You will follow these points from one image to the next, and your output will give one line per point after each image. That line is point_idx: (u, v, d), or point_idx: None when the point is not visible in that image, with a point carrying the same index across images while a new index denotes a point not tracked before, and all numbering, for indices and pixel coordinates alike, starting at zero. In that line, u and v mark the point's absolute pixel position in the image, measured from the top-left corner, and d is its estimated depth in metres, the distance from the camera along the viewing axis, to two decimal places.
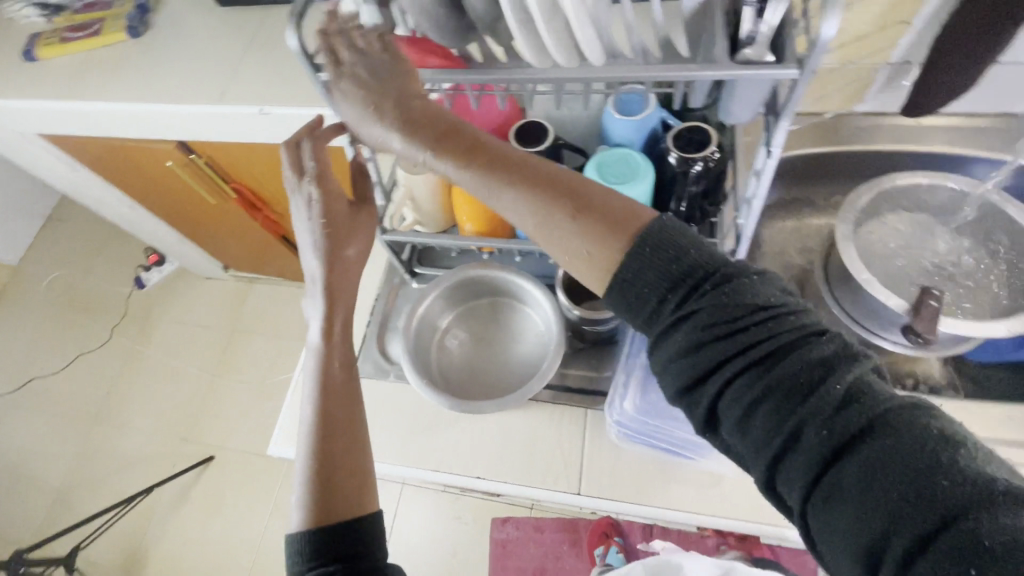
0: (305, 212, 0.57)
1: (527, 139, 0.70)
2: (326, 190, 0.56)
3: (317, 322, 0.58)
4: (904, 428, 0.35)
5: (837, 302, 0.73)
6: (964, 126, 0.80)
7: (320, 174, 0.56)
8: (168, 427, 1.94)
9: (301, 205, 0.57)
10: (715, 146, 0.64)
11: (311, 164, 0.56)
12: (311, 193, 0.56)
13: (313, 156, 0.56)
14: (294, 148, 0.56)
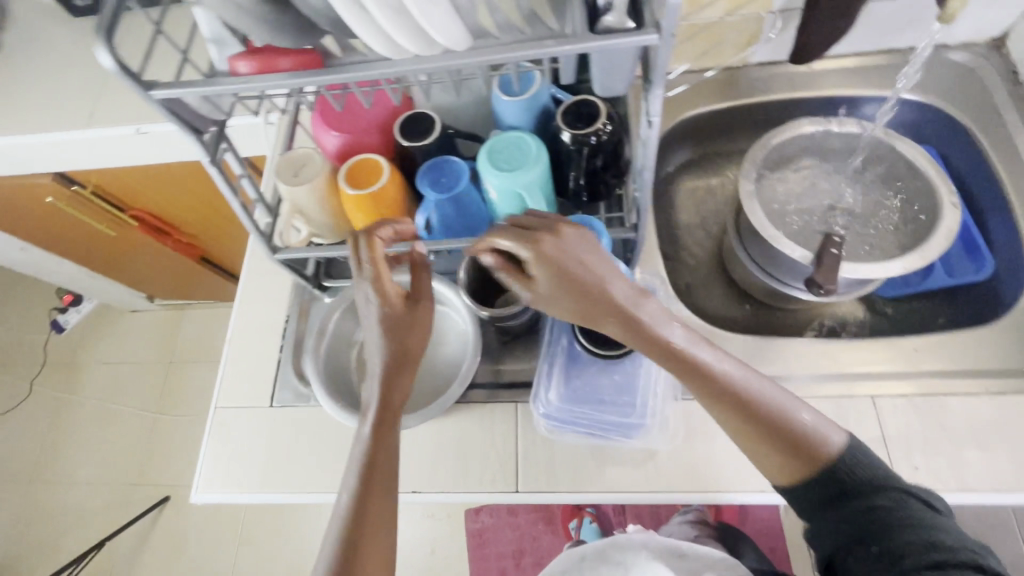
0: (365, 305, 0.59)
1: (414, 133, 0.66)
2: (382, 287, 0.57)
3: (373, 409, 0.57)
4: (885, 544, 0.49)
5: (750, 258, 0.73)
6: (853, 66, 0.80)
7: (383, 279, 0.58)
8: (113, 474, 1.82)
9: (363, 303, 0.59)
10: (603, 119, 0.62)
11: (369, 268, 0.57)
12: (371, 294, 0.58)
13: (377, 262, 0.57)
14: (365, 244, 0.57)
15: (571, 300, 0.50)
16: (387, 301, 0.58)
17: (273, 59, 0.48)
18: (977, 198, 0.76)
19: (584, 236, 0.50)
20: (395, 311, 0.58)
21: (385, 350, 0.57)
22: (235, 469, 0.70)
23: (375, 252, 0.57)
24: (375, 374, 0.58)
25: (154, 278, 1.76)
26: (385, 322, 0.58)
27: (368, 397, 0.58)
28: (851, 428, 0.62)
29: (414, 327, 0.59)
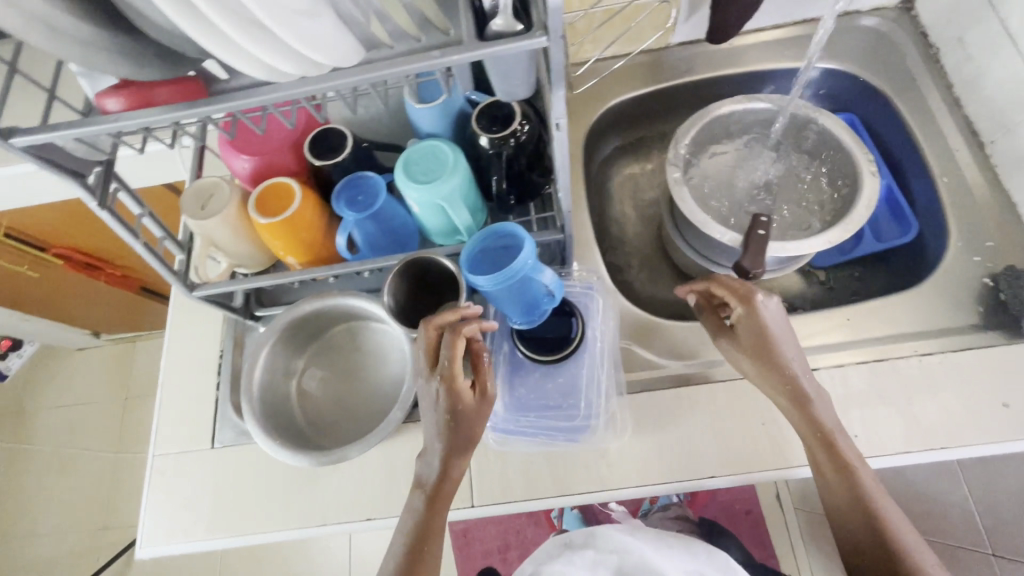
0: (433, 401, 0.52)
1: (327, 149, 0.63)
2: (449, 390, 0.51)
3: (430, 484, 0.54)
4: None
5: (686, 242, 0.74)
6: (772, 39, 0.80)
7: (455, 382, 0.51)
8: (78, 521, 1.75)
9: (428, 397, 0.53)
10: (520, 118, 0.61)
11: (444, 370, 0.51)
12: (438, 392, 0.51)
13: (456, 363, 0.50)
14: (450, 343, 0.50)
15: (749, 357, 0.58)
16: (448, 404, 0.51)
17: (145, 92, 0.45)
18: (899, 161, 0.77)
19: (776, 309, 0.58)
20: (462, 411, 0.51)
21: (445, 441, 0.52)
22: (179, 517, 0.67)
23: (454, 352, 0.50)
24: (433, 458, 0.54)
25: (95, 314, 1.67)
26: (440, 420, 0.52)
27: (424, 465, 0.55)
28: None
29: (476, 420, 0.52)
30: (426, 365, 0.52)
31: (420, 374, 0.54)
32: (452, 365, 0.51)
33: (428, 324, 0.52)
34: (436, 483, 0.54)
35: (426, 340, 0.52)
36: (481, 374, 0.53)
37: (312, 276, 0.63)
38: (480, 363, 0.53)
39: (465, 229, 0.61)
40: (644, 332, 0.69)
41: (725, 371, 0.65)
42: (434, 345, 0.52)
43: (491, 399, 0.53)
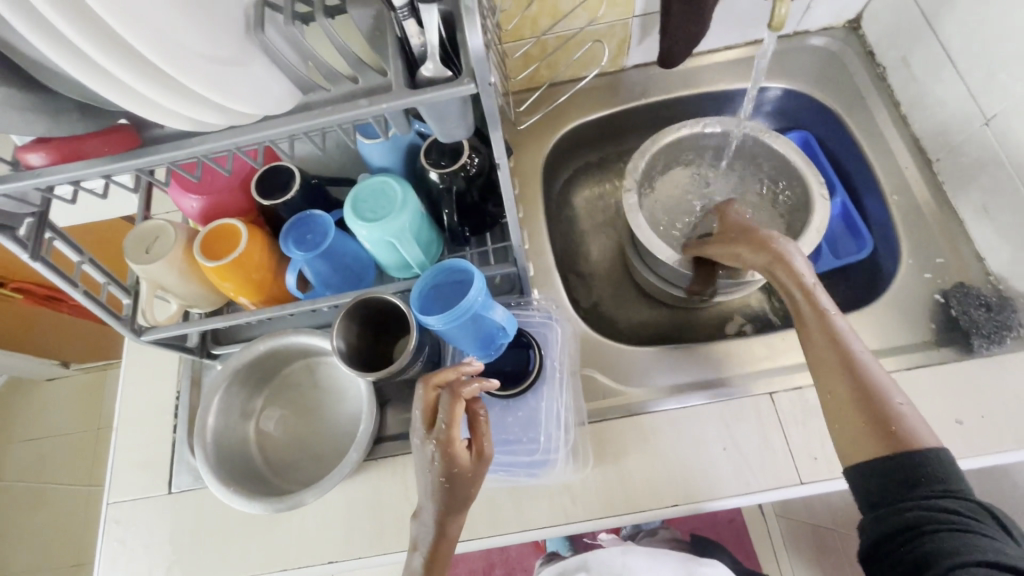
0: (426, 465, 0.49)
1: (276, 187, 0.62)
2: (445, 453, 0.48)
3: (426, 546, 0.50)
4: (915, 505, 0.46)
5: (646, 267, 0.75)
6: (726, 60, 0.81)
7: (452, 445, 0.48)
8: (49, 559, 1.70)
9: (421, 459, 0.50)
10: (469, 152, 0.61)
11: (440, 434, 0.48)
12: (433, 456, 0.48)
13: (453, 427, 0.48)
14: (449, 406, 0.48)
15: (743, 241, 0.62)
16: (443, 469, 0.48)
17: (70, 144, 0.44)
18: (853, 178, 0.78)
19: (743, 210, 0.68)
20: (457, 474, 0.48)
21: (438, 502, 0.49)
22: (134, 569, 0.65)
23: (452, 415, 0.48)
24: (426, 520, 0.50)
25: (62, 345, 1.63)
26: (434, 484, 0.49)
27: (420, 525, 0.51)
28: (754, 427, 0.63)
29: (471, 484, 0.49)
30: (422, 427, 0.50)
31: (415, 433, 0.51)
32: (449, 428, 0.48)
33: (428, 383, 0.49)
34: (432, 544, 0.50)
35: (425, 400, 0.50)
36: (477, 433, 0.50)
37: (264, 316, 0.61)
38: (477, 422, 0.50)
39: (417, 264, 0.61)
40: (606, 358, 0.68)
41: (686, 396, 0.65)
42: (433, 405, 0.49)
43: (487, 460, 0.50)
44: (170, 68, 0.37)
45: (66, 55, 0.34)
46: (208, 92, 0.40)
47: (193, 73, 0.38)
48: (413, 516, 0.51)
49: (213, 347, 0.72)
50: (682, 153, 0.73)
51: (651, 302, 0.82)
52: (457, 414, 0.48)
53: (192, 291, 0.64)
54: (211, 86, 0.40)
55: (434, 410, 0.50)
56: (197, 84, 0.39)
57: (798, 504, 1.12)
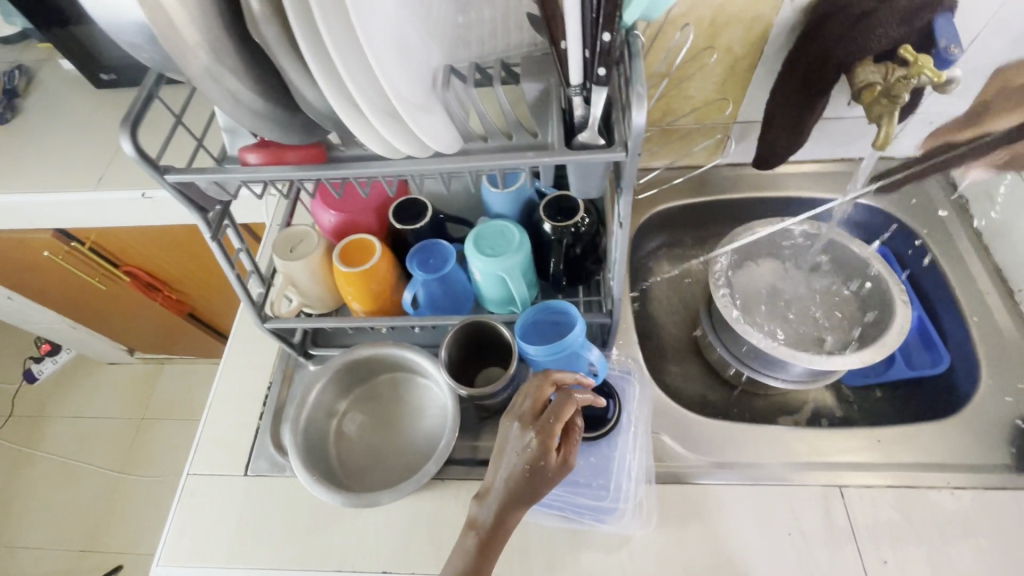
0: (517, 449, 0.53)
1: (408, 216, 0.71)
2: (542, 444, 0.52)
3: (484, 528, 0.53)
4: None
5: (723, 344, 0.79)
6: (811, 171, 0.89)
7: (550, 439, 0.52)
8: (62, 540, 1.71)
9: (513, 444, 0.54)
10: (582, 213, 0.67)
11: (545, 425, 0.52)
12: (530, 442, 0.52)
13: (559, 422, 0.53)
14: (564, 403, 0.53)
15: None
16: (532, 458, 0.52)
17: (281, 152, 0.54)
18: (930, 296, 0.82)
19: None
20: (543, 468, 0.52)
21: (512, 488, 0.52)
22: (200, 542, 0.68)
23: (562, 412, 0.53)
24: (492, 502, 0.53)
25: (136, 333, 1.75)
26: (517, 469, 0.52)
27: (482, 507, 0.54)
28: (822, 517, 0.63)
29: (549, 482, 0.52)
30: (528, 414, 0.54)
31: (515, 418, 0.55)
32: (555, 422, 0.53)
33: (546, 378, 0.56)
34: (489, 521, 0.53)
35: (537, 391, 0.55)
36: (568, 440, 0.55)
37: (372, 325, 0.68)
38: (572, 431, 0.55)
39: (520, 300, 0.67)
40: (676, 423, 0.71)
41: (752, 474, 0.66)
42: (544, 398, 0.55)
43: (568, 468, 0.54)
44: (400, 108, 0.46)
45: (332, 90, 0.44)
46: (418, 132, 0.49)
47: (413, 115, 0.47)
48: (480, 495, 0.54)
49: (310, 348, 0.79)
50: (771, 245, 0.79)
51: (718, 380, 0.84)
52: (564, 413, 0.53)
53: (316, 293, 0.72)
54: (422, 127, 0.49)
55: (542, 403, 0.55)
56: (410, 119, 0.48)
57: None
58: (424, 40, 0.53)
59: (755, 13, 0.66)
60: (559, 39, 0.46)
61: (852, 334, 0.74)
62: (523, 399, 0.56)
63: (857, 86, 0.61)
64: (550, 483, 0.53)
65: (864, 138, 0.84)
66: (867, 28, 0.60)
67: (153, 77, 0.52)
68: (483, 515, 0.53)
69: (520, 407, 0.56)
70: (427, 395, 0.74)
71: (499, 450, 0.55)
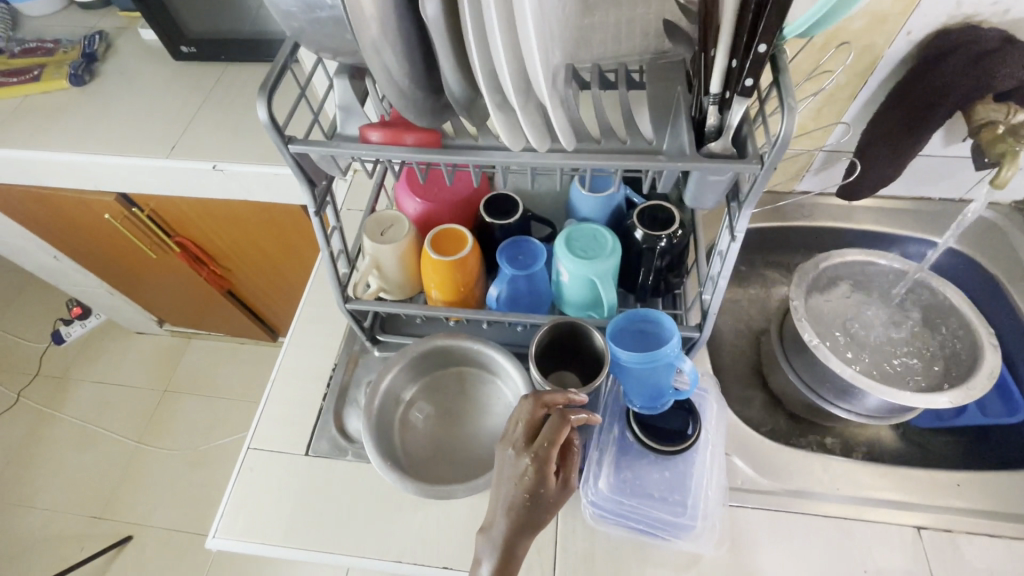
0: (514, 479, 0.53)
1: (498, 212, 0.71)
2: (538, 471, 0.52)
3: (493, 560, 0.53)
4: None
5: (793, 370, 0.78)
6: (889, 207, 0.89)
7: (546, 465, 0.52)
8: (75, 505, 1.70)
9: (509, 472, 0.54)
10: (677, 225, 0.67)
11: (541, 451, 0.52)
12: (525, 470, 0.53)
13: (553, 447, 0.52)
14: (556, 426, 0.53)
15: None
16: (531, 486, 0.52)
17: (401, 134, 0.54)
18: (1006, 343, 0.80)
19: None
20: (543, 494, 0.52)
21: (516, 518, 0.53)
22: (257, 517, 0.67)
23: (556, 435, 0.52)
24: (497, 535, 0.54)
25: (171, 305, 1.76)
26: (516, 498, 0.53)
27: (487, 540, 0.54)
28: (899, 558, 0.61)
29: (552, 506, 0.53)
30: (521, 441, 0.54)
31: (509, 445, 0.55)
32: (549, 447, 0.53)
33: (538, 402, 0.55)
34: (496, 554, 0.53)
35: (528, 416, 0.55)
36: (567, 461, 0.55)
37: (454, 315, 0.67)
38: (570, 451, 0.55)
39: (606, 306, 0.66)
40: (747, 446, 0.69)
41: (828, 507, 0.64)
42: (537, 421, 0.55)
43: (569, 490, 0.54)
44: (541, 80, 0.47)
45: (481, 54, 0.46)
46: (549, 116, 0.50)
47: (548, 98, 0.49)
48: (483, 528, 0.54)
49: (378, 334, 0.79)
50: (853, 277, 0.78)
51: (781, 408, 0.83)
52: (556, 437, 0.53)
53: (397, 279, 0.71)
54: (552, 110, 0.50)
55: (535, 428, 0.55)
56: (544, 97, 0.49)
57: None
58: (560, 37, 0.54)
59: (869, 42, 0.66)
60: (710, 45, 0.47)
61: (932, 375, 0.74)
62: (516, 424, 0.56)
63: (975, 124, 0.63)
64: (551, 509, 0.53)
65: (950, 178, 0.83)
66: (989, 68, 0.60)
67: (289, 46, 0.53)
68: (489, 550, 0.54)
69: (512, 433, 0.56)
70: (498, 393, 0.73)
71: (497, 479, 0.55)
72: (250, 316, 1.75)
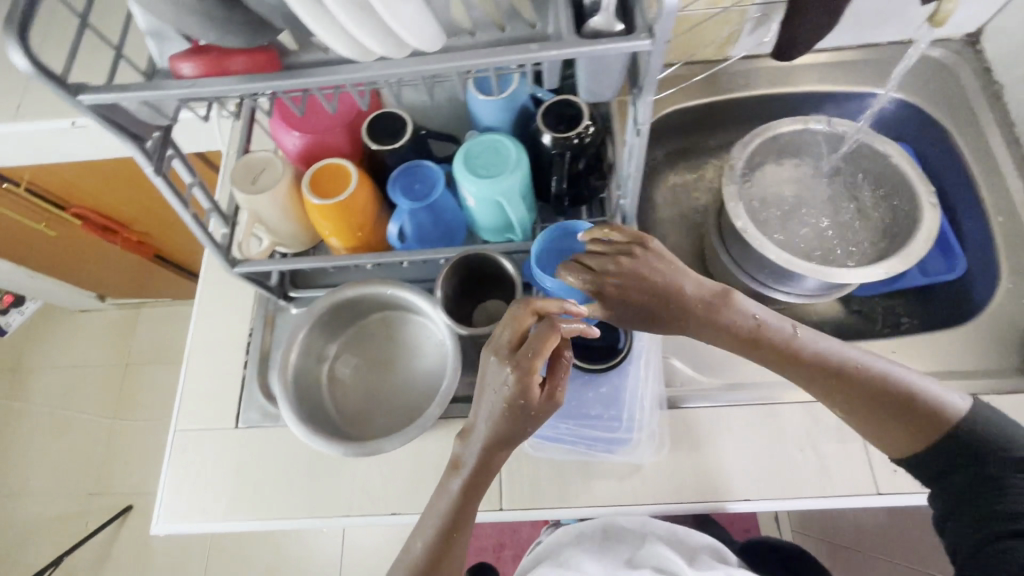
0: (496, 387, 0.47)
1: (385, 135, 0.61)
2: (521, 382, 0.46)
3: (469, 469, 0.50)
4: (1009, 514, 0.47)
5: (731, 260, 0.74)
6: (833, 60, 0.80)
7: (531, 377, 0.46)
8: (70, 486, 1.73)
9: (492, 381, 0.48)
10: (586, 121, 0.59)
11: (524, 361, 0.46)
12: (507, 380, 0.47)
13: (539, 357, 0.46)
14: (544, 337, 0.46)
15: None
16: (512, 397, 0.46)
17: (220, 61, 0.43)
18: (950, 195, 0.76)
19: None
20: (525, 409, 0.47)
21: (493, 429, 0.48)
22: (196, 497, 0.65)
23: (543, 346, 0.46)
24: (474, 442, 0.49)
25: (102, 280, 1.64)
26: (498, 408, 0.47)
27: (465, 445, 0.50)
28: (835, 432, 0.62)
29: (536, 421, 0.47)
30: (506, 347, 0.48)
31: (494, 352, 0.49)
32: (535, 358, 0.46)
33: (528, 307, 0.48)
34: (473, 467, 0.50)
35: (518, 320, 0.48)
36: (556, 374, 0.48)
37: (356, 263, 0.61)
38: (561, 364, 0.48)
39: (519, 226, 0.60)
40: (686, 347, 0.67)
41: (766, 394, 0.64)
42: (525, 328, 0.48)
43: (556, 405, 0.48)
44: None
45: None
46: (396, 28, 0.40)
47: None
48: (463, 434, 0.50)
49: (289, 290, 0.72)
50: (789, 148, 0.72)
51: None
52: (544, 348, 0.46)
53: (289, 230, 0.64)
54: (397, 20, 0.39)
55: (524, 334, 0.48)
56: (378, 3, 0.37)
57: (844, 524, 1.11)
58: None
59: None
60: None
61: (873, 242, 0.70)
62: (504, 329, 0.49)
63: None
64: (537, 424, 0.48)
65: (898, 17, 0.74)
66: None
67: None
68: (468, 456, 0.50)
69: (501, 339, 0.49)
70: (424, 335, 0.69)
71: (480, 387, 0.49)
72: (191, 277, 1.65)
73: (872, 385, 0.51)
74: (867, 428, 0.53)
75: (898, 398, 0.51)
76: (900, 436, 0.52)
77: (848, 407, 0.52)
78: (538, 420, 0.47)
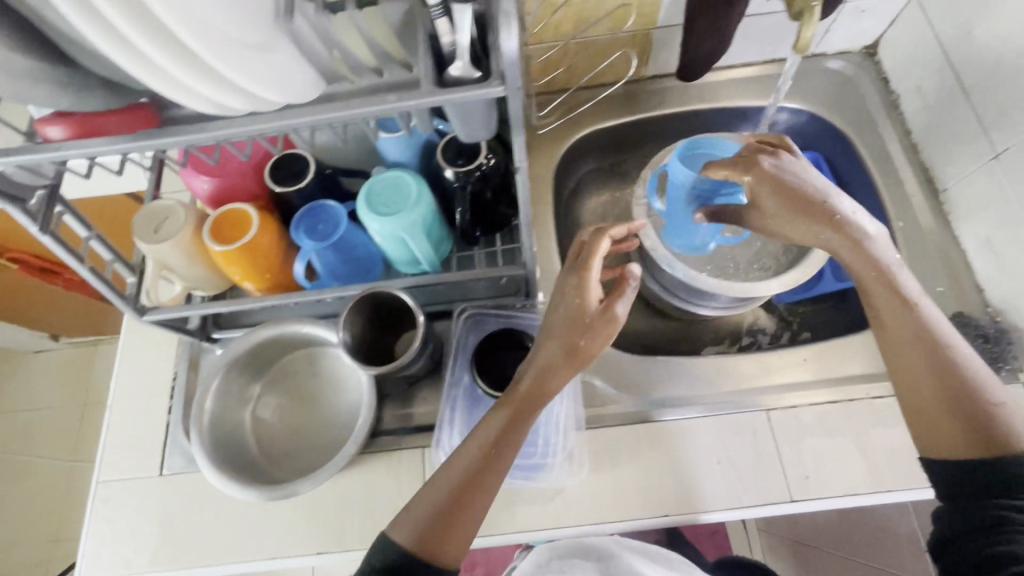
0: (554, 298, 0.53)
1: (290, 176, 0.62)
2: (577, 282, 0.52)
3: (519, 375, 0.52)
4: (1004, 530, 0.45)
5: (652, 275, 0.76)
6: (742, 75, 0.82)
7: (586, 279, 0.52)
8: (29, 533, 1.67)
9: (554, 299, 0.53)
10: (486, 153, 0.60)
11: (581, 260, 0.53)
12: (561, 288, 0.53)
13: (594, 255, 0.53)
14: (594, 239, 0.54)
15: None
16: (564, 303, 0.52)
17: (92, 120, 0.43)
18: (859, 200, 0.79)
19: None
20: (581, 315, 0.51)
21: (549, 332, 0.51)
22: (120, 549, 0.64)
23: (596, 243, 0.53)
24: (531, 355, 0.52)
25: (52, 320, 1.60)
26: (552, 314, 0.52)
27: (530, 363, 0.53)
28: (750, 442, 0.63)
29: (590, 335, 0.50)
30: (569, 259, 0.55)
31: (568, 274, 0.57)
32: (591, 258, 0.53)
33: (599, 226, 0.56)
34: (504, 405, 0.50)
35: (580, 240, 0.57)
36: (619, 289, 0.51)
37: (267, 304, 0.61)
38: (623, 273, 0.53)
39: (425, 260, 0.61)
40: (606, 366, 0.69)
41: (684, 409, 0.65)
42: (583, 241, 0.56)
43: (618, 323, 0.50)
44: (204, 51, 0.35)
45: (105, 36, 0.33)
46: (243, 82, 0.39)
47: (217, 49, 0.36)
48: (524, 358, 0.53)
49: (212, 330, 0.72)
50: None
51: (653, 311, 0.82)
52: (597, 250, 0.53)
53: (201, 274, 0.63)
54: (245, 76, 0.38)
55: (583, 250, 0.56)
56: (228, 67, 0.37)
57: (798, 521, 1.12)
58: None
59: None
60: None
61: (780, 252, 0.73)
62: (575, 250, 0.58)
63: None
64: (589, 331, 0.50)
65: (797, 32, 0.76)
66: None
67: None
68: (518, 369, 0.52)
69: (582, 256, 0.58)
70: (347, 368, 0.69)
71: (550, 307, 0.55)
72: None
73: (943, 367, 0.48)
74: (916, 418, 0.50)
75: (961, 394, 0.48)
76: (936, 432, 0.49)
77: (906, 391, 0.50)
78: (582, 331, 0.50)
